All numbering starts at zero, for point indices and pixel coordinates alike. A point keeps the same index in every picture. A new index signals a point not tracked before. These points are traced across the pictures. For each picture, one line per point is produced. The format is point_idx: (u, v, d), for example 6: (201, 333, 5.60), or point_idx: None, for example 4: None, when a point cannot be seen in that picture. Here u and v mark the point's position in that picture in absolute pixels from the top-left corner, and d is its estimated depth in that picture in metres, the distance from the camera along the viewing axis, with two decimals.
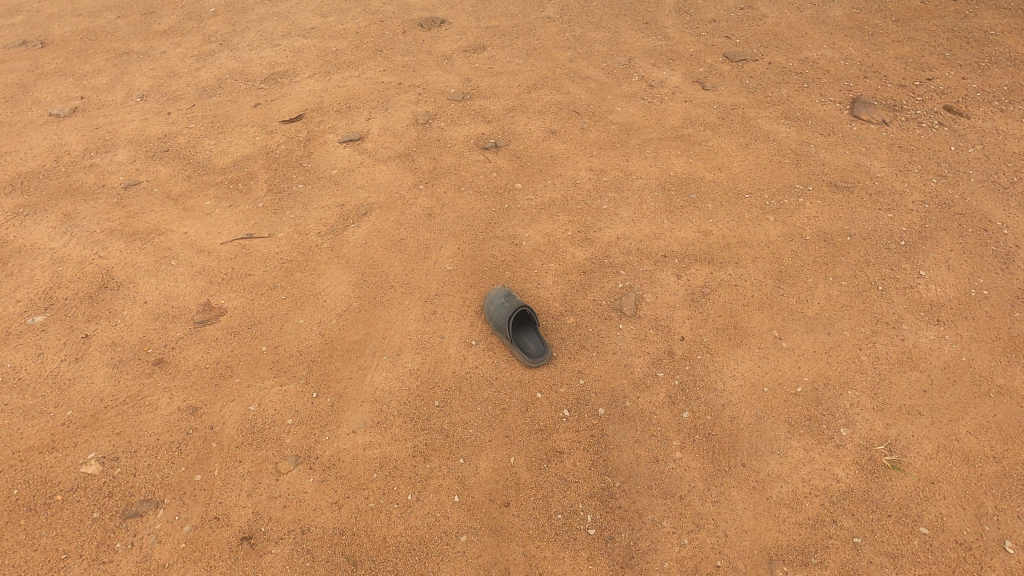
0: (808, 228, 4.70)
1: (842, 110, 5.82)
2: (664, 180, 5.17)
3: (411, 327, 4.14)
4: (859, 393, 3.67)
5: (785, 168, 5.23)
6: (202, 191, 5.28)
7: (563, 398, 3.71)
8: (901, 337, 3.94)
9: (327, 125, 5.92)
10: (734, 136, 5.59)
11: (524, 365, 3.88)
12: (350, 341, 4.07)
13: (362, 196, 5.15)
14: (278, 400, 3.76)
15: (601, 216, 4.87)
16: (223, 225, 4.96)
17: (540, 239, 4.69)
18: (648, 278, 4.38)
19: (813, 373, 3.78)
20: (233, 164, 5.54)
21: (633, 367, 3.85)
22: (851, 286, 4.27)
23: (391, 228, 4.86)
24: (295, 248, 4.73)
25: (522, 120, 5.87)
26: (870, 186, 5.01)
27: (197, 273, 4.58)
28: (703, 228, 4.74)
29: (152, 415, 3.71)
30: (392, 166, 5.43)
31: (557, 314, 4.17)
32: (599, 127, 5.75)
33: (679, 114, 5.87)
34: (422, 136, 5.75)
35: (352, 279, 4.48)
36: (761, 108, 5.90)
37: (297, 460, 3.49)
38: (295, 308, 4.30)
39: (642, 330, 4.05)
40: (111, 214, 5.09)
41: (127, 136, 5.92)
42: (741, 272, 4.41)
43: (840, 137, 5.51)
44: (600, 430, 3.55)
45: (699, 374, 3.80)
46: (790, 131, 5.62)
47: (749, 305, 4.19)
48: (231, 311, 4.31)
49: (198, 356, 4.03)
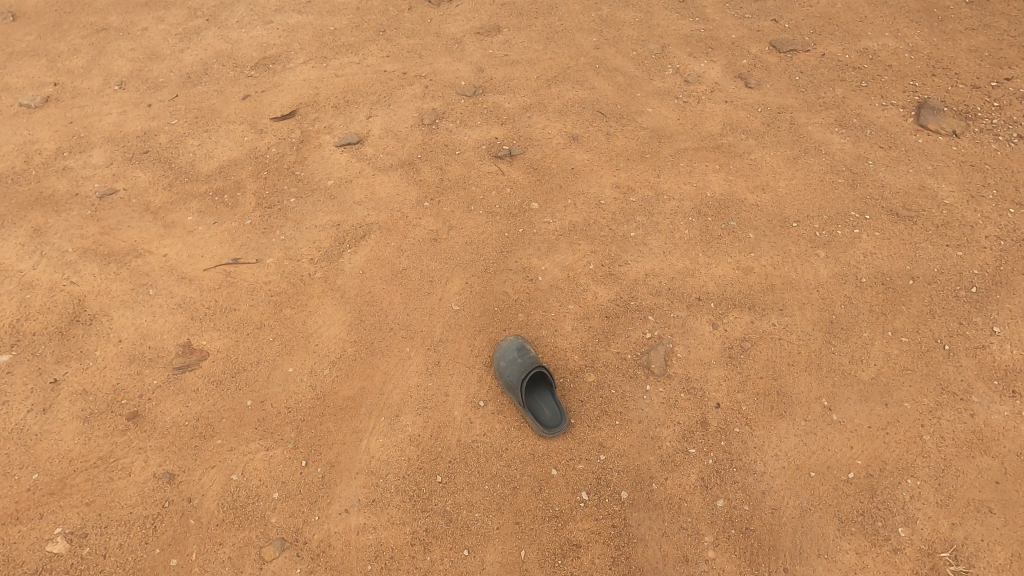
0: (864, 267, 4.13)
1: (906, 116, 5.08)
2: (699, 201, 4.56)
3: (413, 381, 3.70)
4: (920, 482, 3.22)
5: (839, 189, 4.60)
6: (185, 203, 4.77)
7: (582, 478, 3.30)
8: (970, 412, 3.45)
9: (323, 124, 5.31)
10: (781, 147, 4.93)
11: (539, 435, 3.44)
12: (344, 397, 3.65)
13: (360, 213, 4.62)
14: (264, 469, 3.39)
15: (627, 246, 4.30)
16: (206, 246, 4.47)
17: (558, 273, 4.17)
18: (680, 326, 3.87)
19: (867, 455, 3.32)
20: (218, 170, 4.99)
21: (661, 442, 3.41)
22: (913, 343, 3.74)
23: (391, 256, 4.33)
24: (285, 278, 4.25)
25: (540, 122, 5.22)
26: (936, 215, 4.38)
27: (177, 305, 4.13)
28: (744, 265, 4.17)
29: (125, 482, 3.37)
30: (394, 176, 4.86)
31: (575, 369, 3.70)
32: (626, 133, 5.10)
33: (718, 118, 5.19)
34: (428, 140, 5.13)
35: (348, 318, 4.01)
36: (811, 111, 5.19)
37: (283, 545, 3.14)
38: (284, 354, 3.86)
39: (672, 394, 3.58)
40: (85, 230, 4.61)
41: (104, 133, 5.35)
42: (786, 322, 3.88)
43: (903, 151, 4.82)
44: (623, 520, 3.16)
45: (737, 452, 3.36)
46: (845, 142, 4.93)
47: (796, 365, 3.68)
48: (213, 355, 3.88)
49: (176, 411, 3.64)
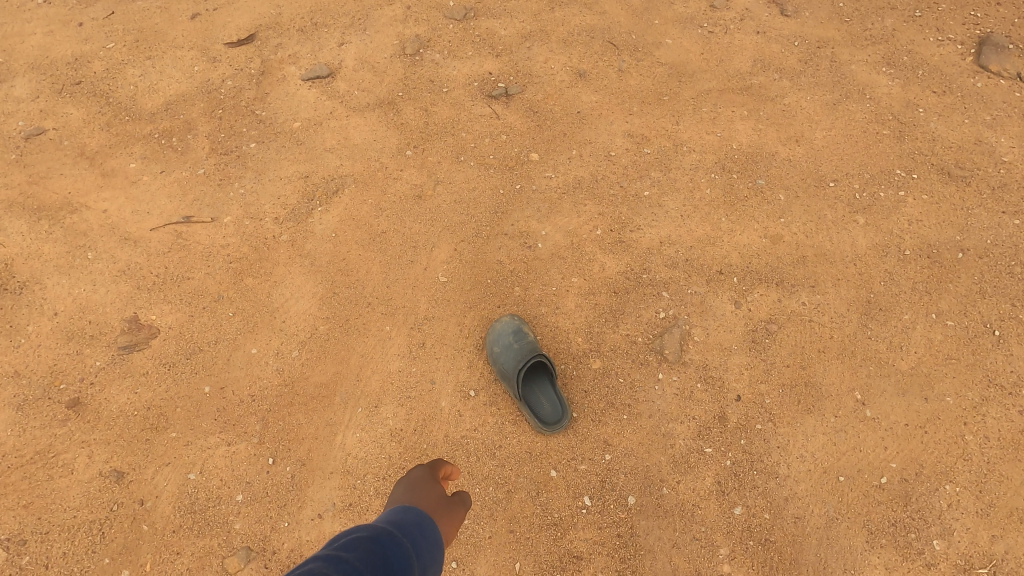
0: (908, 237, 3.62)
1: (964, 55, 4.39)
2: (724, 154, 3.96)
3: (394, 366, 3.25)
4: (960, 489, 2.89)
5: (884, 142, 4.00)
6: (126, 147, 4.08)
7: (584, 480, 2.94)
8: (1018, 409, 3.08)
9: (287, 53, 4.53)
10: (820, 89, 4.26)
11: (536, 432, 3.04)
12: (315, 385, 3.20)
13: (332, 163, 3.98)
14: (225, 467, 3.00)
15: (640, 207, 3.74)
16: (153, 201, 3.85)
17: (560, 240, 3.63)
18: (698, 304, 3.41)
19: (902, 457, 2.98)
20: (165, 107, 4.26)
21: (674, 440, 3.03)
22: (960, 328, 3.31)
23: (368, 216, 3.75)
24: (245, 241, 3.68)
25: (541, 54, 4.48)
26: (993, 176, 3.82)
27: (120, 272, 3.58)
28: (772, 233, 3.65)
29: (67, 481, 2.97)
30: (370, 119, 4.17)
31: (579, 354, 3.27)
32: (641, 69, 4.38)
33: (748, 53, 4.46)
34: (410, 74, 4.40)
35: (319, 290, 3.50)
36: (856, 46, 4.48)
37: (249, 555, 2.80)
38: (246, 332, 3.37)
39: (688, 384, 3.17)
40: (10, 178, 3.95)
41: (28, 59, 4.54)
42: (818, 301, 3.42)
43: (959, 97, 4.17)
44: (629, 529, 2.84)
45: (758, 453, 3.00)
46: (893, 85, 4.27)
47: (827, 352, 3.26)
48: (165, 332, 3.38)
49: (124, 398, 3.19)
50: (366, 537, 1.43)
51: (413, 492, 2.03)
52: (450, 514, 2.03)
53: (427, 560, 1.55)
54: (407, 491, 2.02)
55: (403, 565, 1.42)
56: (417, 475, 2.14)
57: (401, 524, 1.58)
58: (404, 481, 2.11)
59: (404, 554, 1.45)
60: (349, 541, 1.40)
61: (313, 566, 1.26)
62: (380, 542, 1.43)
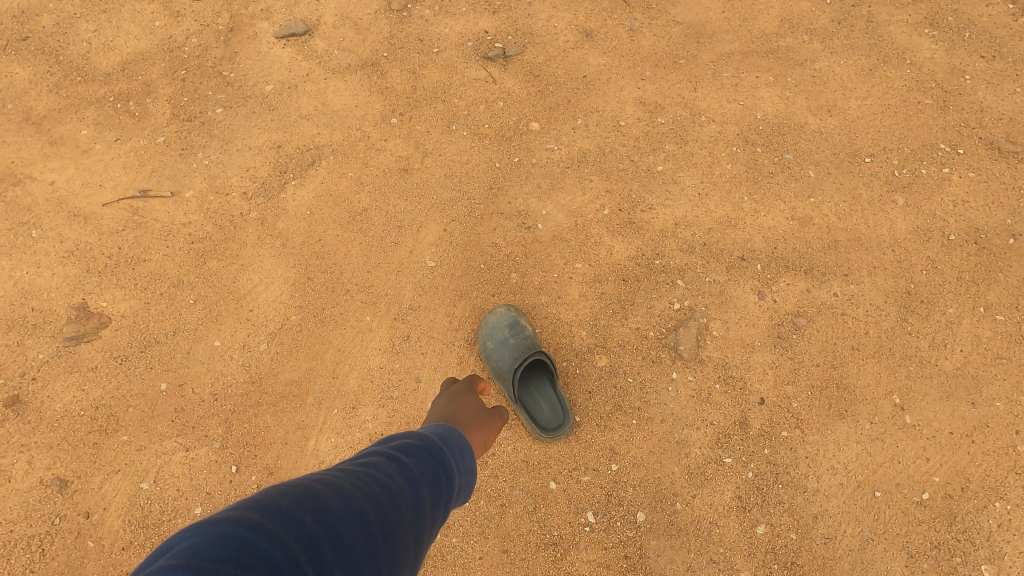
0: (953, 220, 3.22)
1: (1016, 15, 3.93)
2: (747, 125, 3.54)
3: (375, 361, 2.88)
4: (1012, 507, 2.56)
5: (925, 113, 3.58)
6: (78, 112, 3.64)
7: (588, 493, 2.61)
8: None
9: (259, 7, 4.05)
10: (854, 53, 3.81)
11: (534, 437, 2.69)
12: (286, 383, 2.84)
13: (308, 131, 3.55)
14: (183, 476, 2.66)
15: (652, 184, 3.33)
16: (106, 172, 3.43)
17: (563, 220, 3.23)
18: (717, 294, 3.03)
19: (946, 470, 2.64)
20: (122, 67, 3.81)
21: (689, 449, 2.69)
22: (1012, 324, 2.94)
23: (348, 191, 3.34)
24: (210, 219, 3.28)
25: (543, 11, 4.01)
26: None
27: (68, 253, 3.18)
28: (801, 214, 3.25)
29: (3, 491, 2.62)
30: (352, 82, 3.73)
31: (583, 350, 2.90)
32: (655, 29, 3.92)
33: (775, 12, 4.00)
34: (397, 31, 3.93)
35: (290, 275, 3.11)
36: (895, 5, 4.01)
37: None
38: (208, 323, 2.99)
39: (705, 386, 2.82)
40: None
41: None
42: (852, 292, 3.04)
43: (1011, 63, 3.73)
44: (638, 550, 2.51)
45: (784, 464, 2.66)
46: (936, 49, 3.82)
47: (863, 351, 2.90)
48: (117, 322, 3.00)
49: (69, 397, 2.83)
50: (423, 446, 1.38)
51: (453, 403, 2.03)
52: (487, 423, 1.97)
53: (466, 482, 1.50)
54: (447, 403, 2.00)
55: (451, 482, 1.37)
56: (457, 390, 2.11)
57: (448, 437, 1.52)
58: (445, 393, 2.09)
59: (452, 471, 1.39)
60: (407, 445, 1.35)
61: (374, 462, 1.24)
62: (434, 451, 1.39)
